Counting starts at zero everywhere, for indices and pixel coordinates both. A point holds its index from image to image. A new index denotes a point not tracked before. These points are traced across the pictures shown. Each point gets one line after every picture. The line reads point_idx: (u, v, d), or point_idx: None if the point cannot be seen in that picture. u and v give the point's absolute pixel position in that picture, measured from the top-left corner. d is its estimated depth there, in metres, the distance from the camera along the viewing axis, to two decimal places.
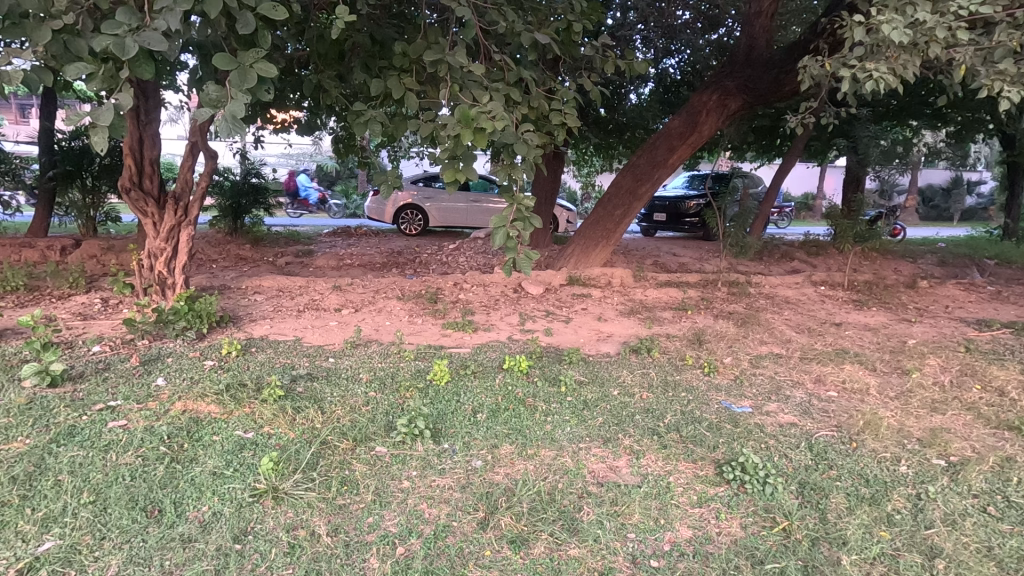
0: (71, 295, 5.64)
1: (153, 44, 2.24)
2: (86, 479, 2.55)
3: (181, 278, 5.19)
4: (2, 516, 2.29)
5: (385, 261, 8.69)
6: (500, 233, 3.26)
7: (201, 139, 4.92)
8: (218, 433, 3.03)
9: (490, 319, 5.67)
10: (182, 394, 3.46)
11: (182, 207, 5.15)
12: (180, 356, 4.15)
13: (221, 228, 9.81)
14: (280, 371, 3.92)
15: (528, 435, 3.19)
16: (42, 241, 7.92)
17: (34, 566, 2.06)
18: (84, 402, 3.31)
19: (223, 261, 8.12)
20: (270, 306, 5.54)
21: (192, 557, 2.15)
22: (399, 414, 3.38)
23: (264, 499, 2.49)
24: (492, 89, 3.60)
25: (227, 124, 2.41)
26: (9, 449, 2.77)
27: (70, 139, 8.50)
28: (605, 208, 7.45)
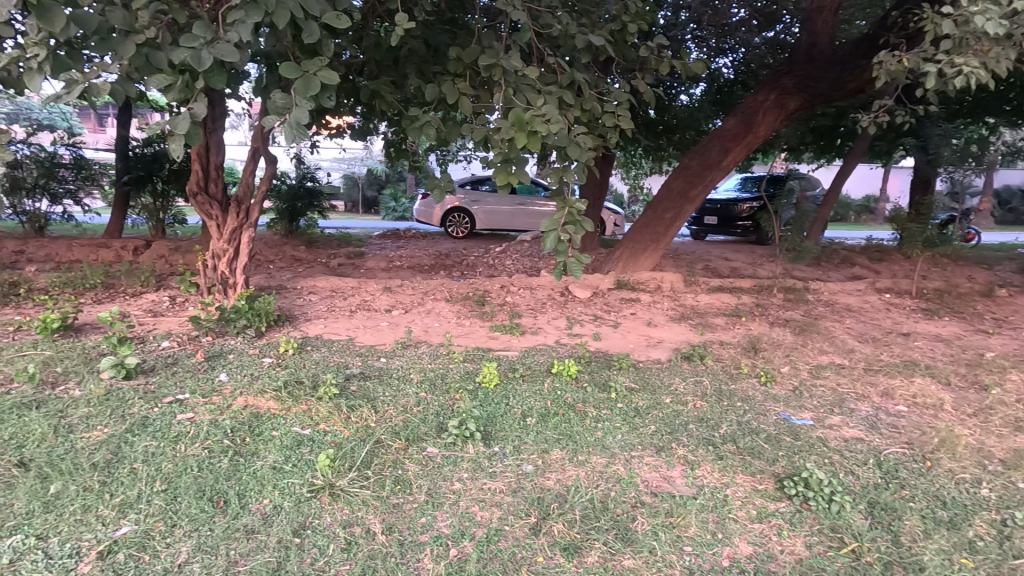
0: (142, 293, 5.98)
1: (226, 56, 2.35)
2: (158, 469, 2.69)
3: (242, 278, 5.43)
4: (84, 499, 2.44)
5: (433, 263, 8.83)
6: (551, 237, 3.25)
7: (262, 144, 5.14)
8: (278, 428, 3.14)
9: (538, 322, 5.66)
10: (243, 390, 3.60)
11: (244, 210, 5.38)
12: (242, 352, 4.33)
13: (278, 230, 10.23)
14: (334, 370, 4.04)
15: (578, 441, 3.17)
16: (117, 241, 8.46)
17: (113, 549, 2.17)
18: (156, 395, 3.50)
19: (280, 261, 8.44)
20: (323, 306, 5.72)
21: (255, 548, 2.22)
22: (449, 415, 3.41)
23: (321, 495, 2.55)
24: (545, 93, 3.60)
25: (292, 131, 2.49)
26: (90, 437, 2.96)
27: (143, 146, 9.05)
28: (655, 211, 7.31)
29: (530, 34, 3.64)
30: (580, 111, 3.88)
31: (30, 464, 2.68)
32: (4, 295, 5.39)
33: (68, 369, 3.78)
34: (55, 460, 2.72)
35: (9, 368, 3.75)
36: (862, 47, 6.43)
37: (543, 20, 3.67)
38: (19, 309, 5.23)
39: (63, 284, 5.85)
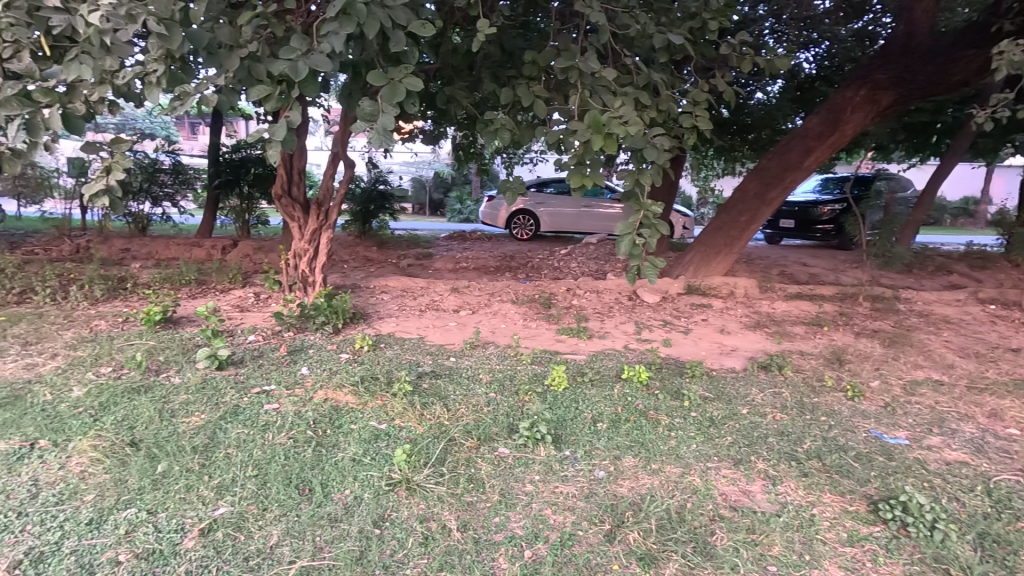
0: (230, 289, 6.41)
1: (321, 67, 2.50)
2: (249, 455, 2.87)
3: (321, 276, 5.70)
4: (186, 480, 2.63)
5: (499, 265, 8.91)
6: (626, 241, 3.20)
7: (342, 149, 5.37)
8: (356, 422, 3.28)
9: (605, 326, 5.59)
10: (323, 383, 3.78)
11: (324, 212, 5.64)
12: (321, 348, 4.55)
13: (351, 231, 10.68)
14: (407, 367, 4.16)
15: (651, 449, 3.09)
16: (208, 241, 9.07)
17: (212, 528, 2.33)
18: (245, 386, 3.74)
19: (353, 261, 8.79)
20: (394, 305, 5.90)
21: (339, 536, 2.33)
22: (519, 417, 3.43)
23: (399, 489, 2.63)
24: (622, 94, 3.56)
25: (378, 136, 2.59)
26: (190, 422, 3.20)
27: (232, 152, 9.70)
28: (729, 214, 7.03)
29: (607, 35, 3.61)
30: (656, 112, 3.81)
31: (140, 444, 2.92)
32: (114, 289, 5.94)
33: (169, 358, 4.11)
34: (160, 441, 2.95)
35: (121, 355, 4.11)
36: (969, 35, 5.93)
37: (621, 20, 3.63)
38: (126, 302, 5.74)
39: (163, 280, 6.37)
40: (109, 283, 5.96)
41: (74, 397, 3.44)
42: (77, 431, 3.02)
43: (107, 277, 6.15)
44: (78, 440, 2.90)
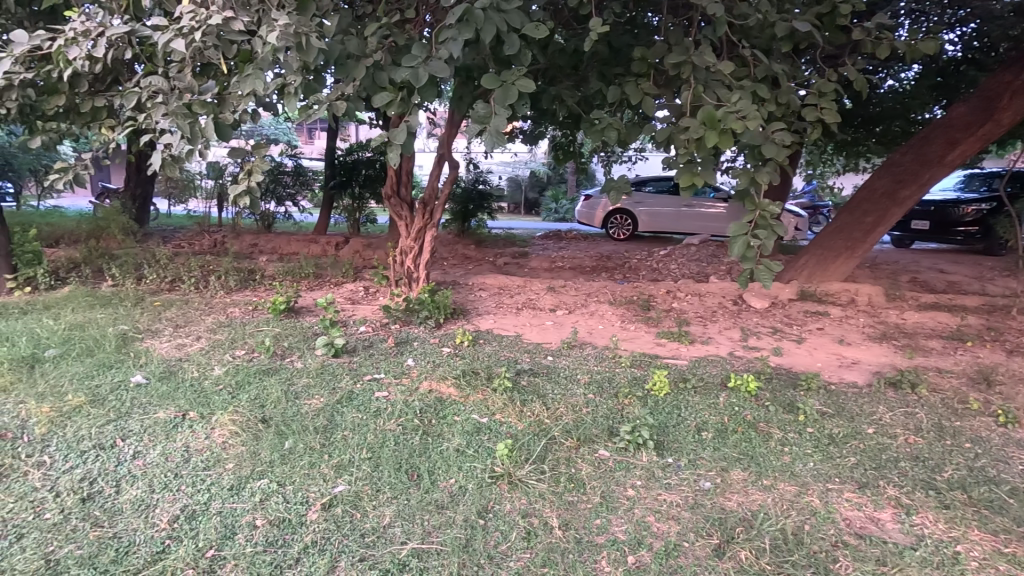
0: (343, 283, 6.89)
1: (439, 73, 2.62)
2: (364, 438, 3.07)
3: (424, 273, 5.94)
4: (310, 457, 2.87)
5: (595, 265, 8.80)
6: (739, 242, 3.03)
7: (448, 151, 5.58)
8: (459, 414, 3.39)
9: (708, 331, 5.34)
10: (428, 374, 3.95)
11: (429, 211, 5.89)
12: (424, 341, 4.76)
13: (452, 229, 11.07)
14: (506, 364, 4.24)
15: (762, 463, 2.92)
16: (323, 239, 9.61)
17: (333, 503, 2.52)
18: (359, 373, 4.01)
19: (452, 259, 9.09)
20: (493, 302, 6.01)
21: (446, 522, 2.42)
22: (620, 420, 3.38)
23: (501, 482, 2.70)
24: (739, 88, 3.38)
25: (491, 138, 2.65)
26: (311, 404, 3.48)
27: (346, 154, 10.43)
28: (851, 215, 6.42)
29: (724, 26, 3.46)
30: (775, 105, 3.58)
31: (270, 422, 3.22)
32: (246, 280, 6.59)
33: (292, 344, 4.49)
34: (287, 420, 3.24)
35: (252, 340, 4.56)
36: None
37: (740, 10, 3.45)
38: (255, 292, 6.35)
39: (286, 272, 6.96)
40: (241, 274, 6.62)
41: (215, 376, 3.86)
42: (219, 406, 3.39)
43: (240, 268, 6.83)
44: (219, 414, 3.26)
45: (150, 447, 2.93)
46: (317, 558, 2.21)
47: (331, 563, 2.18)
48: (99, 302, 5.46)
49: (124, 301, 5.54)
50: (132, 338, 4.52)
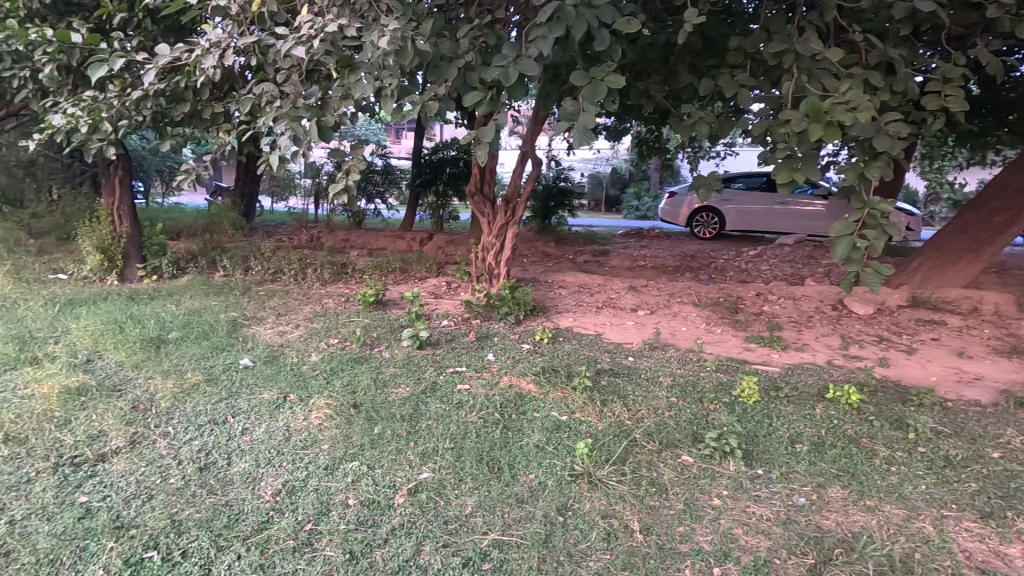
0: (427, 278, 7.12)
1: (529, 71, 2.65)
2: (447, 428, 3.17)
3: (505, 269, 6.02)
4: (397, 443, 3.01)
5: (678, 264, 8.51)
6: (843, 244, 2.82)
7: (531, 148, 5.60)
8: (538, 410, 3.41)
9: (803, 337, 5.01)
10: (508, 370, 4.00)
11: (511, 209, 5.95)
12: (504, 336, 4.83)
13: (532, 226, 11.14)
14: (585, 362, 4.22)
15: (865, 482, 2.71)
16: (408, 235, 9.99)
17: (418, 488, 2.63)
18: (442, 365, 4.15)
19: (532, 256, 9.13)
20: (572, 300, 5.96)
21: (526, 516, 2.45)
22: (704, 426, 3.25)
23: (581, 482, 2.69)
24: (848, 76, 3.14)
25: (579, 134, 2.63)
26: (398, 392, 3.65)
27: (432, 153, 10.77)
28: (976, 214, 5.82)
29: (833, 10, 3.22)
30: (889, 94, 3.29)
31: (361, 407, 3.41)
32: (339, 274, 6.99)
33: (380, 335, 4.72)
34: (375, 407, 3.41)
35: (344, 330, 4.84)
36: None
37: None
38: (347, 285, 6.72)
39: (374, 266, 7.30)
40: (335, 267, 7.03)
41: (312, 362, 4.14)
42: (315, 390, 3.64)
43: (333, 262, 7.25)
44: (316, 398, 3.49)
45: (256, 425, 3.20)
46: (404, 540, 2.30)
47: (417, 546, 2.27)
48: (212, 290, 6.01)
49: (233, 290, 6.06)
50: (241, 324, 4.94)
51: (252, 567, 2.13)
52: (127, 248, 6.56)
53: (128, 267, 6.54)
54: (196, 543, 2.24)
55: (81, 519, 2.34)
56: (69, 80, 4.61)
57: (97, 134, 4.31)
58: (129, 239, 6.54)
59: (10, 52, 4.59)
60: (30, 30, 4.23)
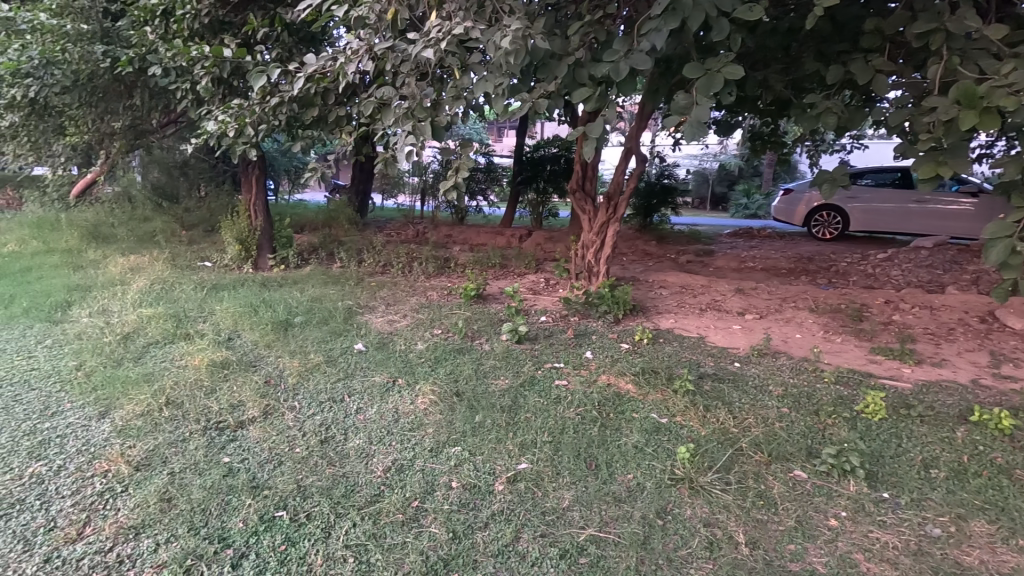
0: (526, 275, 7.21)
1: (640, 65, 2.62)
2: (546, 422, 3.21)
3: (604, 267, 5.91)
4: (498, 432, 3.10)
5: (793, 267, 7.92)
6: (998, 248, 2.48)
7: (635, 144, 5.47)
8: (637, 411, 3.35)
9: (941, 352, 4.47)
10: (606, 368, 3.97)
11: (613, 206, 5.85)
12: (603, 335, 4.78)
13: (633, 225, 10.90)
14: (687, 365, 4.07)
15: (1019, 520, 2.38)
16: (509, 231, 10.19)
17: (517, 478, 2.70)
18: (541, 359, 4.20)
19: (632, 255, 8.92)
20: (674, 301, 5.74)
21: (623, 516, 2.43)
22: (821, 441, 3.03)
23: (682, 486, 2.62)
24: (1011, 56, 2.76)
25: (691, 128, 2.53)
26: (497, 383, 3.76)
27: (534, 151, 10.89)
28: None
29: None
30: None
31: (463, 396, 3.55)
32: (442, 268, 7.30)
33: (481, 328, 4.87)
34: (476, 396, 3.53)
35: (448, 321, 5.05)
36: None
37: None
38: (450, 278, 6.99)
39: (476, 261, 7.53)
40: (439, 261, 7.35)
41: (418, 350, 4.37)
42: (421, 377, 3.85)
43: (437, 256, 7.56)
44: (422, 384, 3.68)
45: (368, 405, 3.44)
46: (504, 526, 2.38)
47: (516, 532, 2.34)
48: (330, 280, 6.53)
49: (348, 280, 6.54)
50: (355, 312, 5.33)
51: (366, 535, 2.31)
52: (260, 239, 7.30)
53: (261, 257, 7.28)
54: (318, 508, 2.46)
55: (225, 477, 2.66)
56: (220, 90, 5.21)
57: (242, 138, 4.83)
58: (262, 232, 7.28)
59: (175, 68, 5.27)
60: (191, 47, 4.83)
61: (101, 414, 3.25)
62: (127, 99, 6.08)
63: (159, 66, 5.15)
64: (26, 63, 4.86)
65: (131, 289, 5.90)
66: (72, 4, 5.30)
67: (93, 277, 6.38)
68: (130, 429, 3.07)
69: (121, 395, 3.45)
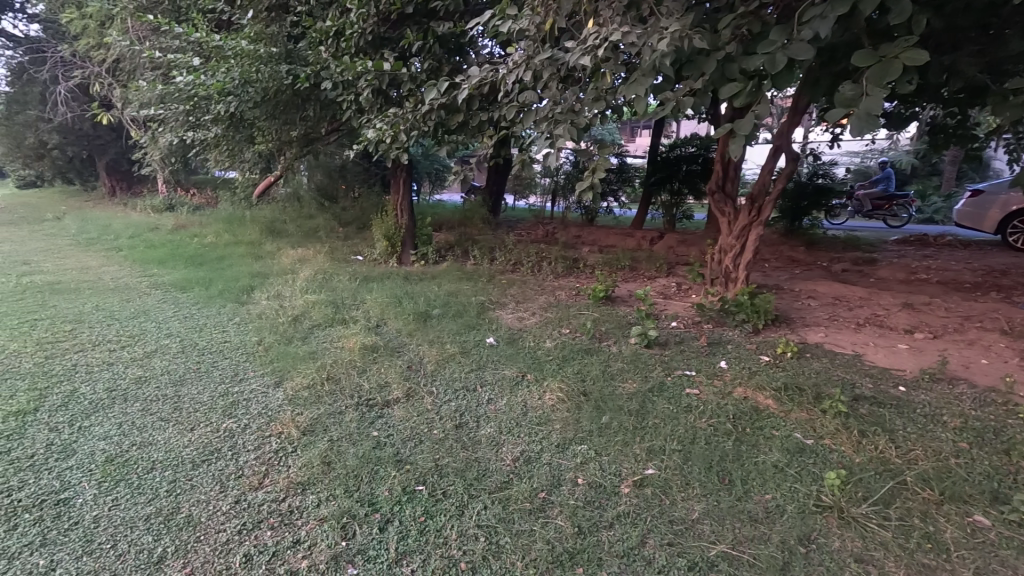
0: (656, 278, 7.01)
1: (801, 55, 2.43)
2: (676, 430, 3.12)
3: (743, 274, 5.50)
4: (627, 435, 3.08)
5: (980, 281, 6.77)
6: None
7: (786, 142, 5.03)
8: (778, 428, 3.11)
9: None
10: (743, 380, 3.73)
11: (756, 208, 5.44)
12: (739, 345, 4.49)
13: (778, 228, 10.07)
14: (840, 385, 3.68)
15: None
16: (639, 233, 9.98)
17: (644, 482, 2.66)
18: (670, 366, 4.08)
19: (777, 261, 8.25)
20: (825, 313, 5.22)
21: (759, 537, 2.29)
22: (1011, 485, 2.59)
23: (829, 515, 2.40)
24: None
25: (859, 122, 2.27)
26: (625, 386, 3.72)
27: (669, 151, 10.49)
28: None
29: None
30: None
31: (590, 395, 3.57)
32: (571, 268, 7.37)
33: (609, 329, 4.83)
34: (604, 397, 3.53)
35: (576, 321, 5.08)
36: None
37: None
38: (578, 279, 7.01)
39: (604, 263, 7.47)
40: (568, 262, 7.42)
41: (546, 348, 4.46)
42: (549, 373, 3.94)
43: (565, 257, 7.62)
44: (550, 381, 3.77)
45: (499, 397, 3.60)
46: (629, 528, 2.36)
47: (642, 536, 2.31)
48: (465, 277, 6.89)
49: (481, 277, 6.86)
50: (487, 307, 5.59)
51: (496, 518, 2.42)
52: (404, 236, 7.94)
53: (404, 253, 7.91)
54: (453, 487, 2.64)
55: (374, 448, 2.96)
56: (379, 101, 5.75)
57: (395, 144, 5.29)
58: (406, 230, 7.91)
59: (342, 82, 5.92)
60: (357, 63, 5.38)
61: (276, 383, 3.78)
62: (303, 111, 6.96)
63: (330, 81, 5.82)
64: (229, 83, 5.83)
65: (299, 277, 6.75)
66: (266, 32, 6.18)
67: (270, 266, 7.40)
68: (300, 398, 3.54)
69: (291, 369, 3.99)
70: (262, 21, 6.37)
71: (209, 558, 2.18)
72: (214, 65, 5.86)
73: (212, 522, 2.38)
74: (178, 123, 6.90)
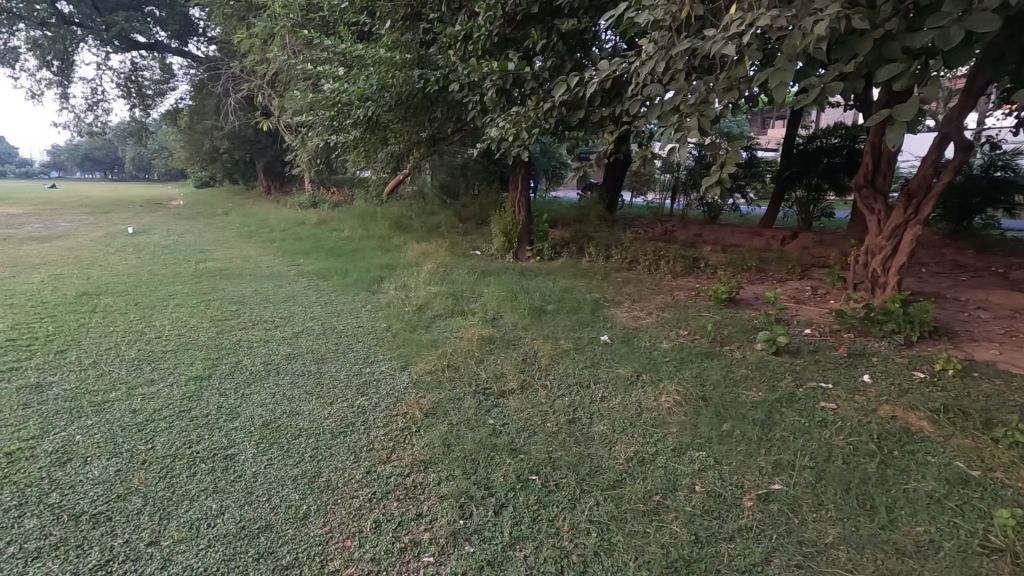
0: (788, 281, 6.47)
1: (983, 27, 2.11)
2: (809, 446, 2.87)
3: (894, 278, 4.86)
4: (750, 446, 2.90)
5: None
6: None
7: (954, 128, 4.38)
8: (935, 454, 2.75)
9: None
10: (891, 398, 3.33)
11: (914, 205, 4.79)
12: (887, 358, 4.01)
13: (940, 228, 8.82)
14: (1019, 411, 3.14)
15: None
16: (768, 232, 9.27)
17: (769, 497, 2.49)
18: (802, 376, 3.75)
19: (937, 266, 7.22)
20: (1000, 327, 4.48)
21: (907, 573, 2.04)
22: None
23: (998, 559, 2.08)
24: None
25: None
26: (750, 394, 3.49)
27: (807, 142, 9.62)
28: None
29: None
30: None
31: (710, 401, 3.41)
32: (691, 267, 7.05)
33: (733, 333, 4.56)
34: (725, 404, 3.35)
35: (696, 322, 4.86)
36: None
37: None
38: (699, 279, 6.69)
39: (728, 263, 7.04)
40: (687, 261, 7.11)
41: (663, 349, 4.33)
42: (666, 375, 3.82)
43: (684, 256, 7.30)
44: (667, 382, 3.66)
45: (613, 395, 3.56)
46: (753, 544, 2.22)
47: (766, 554, 2.17)
48: (579, 274, 6.88)
49: (597, 275, 6.79)
50: (602, 305, 5.53)
51: (609, 516, 2.41)
52: (521, 233, 8.10)
53: (520, 249, 8.07)
54: (566, 480, 2.66)
55: (490, 435, 3.08)
56: (503, 100, 5.92)
57: (517, 141, 5.41)
58: (523, 226, 8.06)
59: (469, 84, 6.18)
60: (483, 64, 5.58)
61: (402, 366, 4.07)
62: (432, 112, 7.38)
63: (458, 83, 6.10)
64: (368, 89, 6.33)
65: (423, 270, 7.16)
66: (401, 40, 6.61)
67: (397, 259, 7.94)
68: (423, 382, 3.78)
69: (415, 355, 4.26)
70: (398, 30, 6.83)
71: (346, 520, 2.41)
72: (356, 73, 6.39)
73: (348, 488, 2.63)
74: (324, 128, 7.63)
